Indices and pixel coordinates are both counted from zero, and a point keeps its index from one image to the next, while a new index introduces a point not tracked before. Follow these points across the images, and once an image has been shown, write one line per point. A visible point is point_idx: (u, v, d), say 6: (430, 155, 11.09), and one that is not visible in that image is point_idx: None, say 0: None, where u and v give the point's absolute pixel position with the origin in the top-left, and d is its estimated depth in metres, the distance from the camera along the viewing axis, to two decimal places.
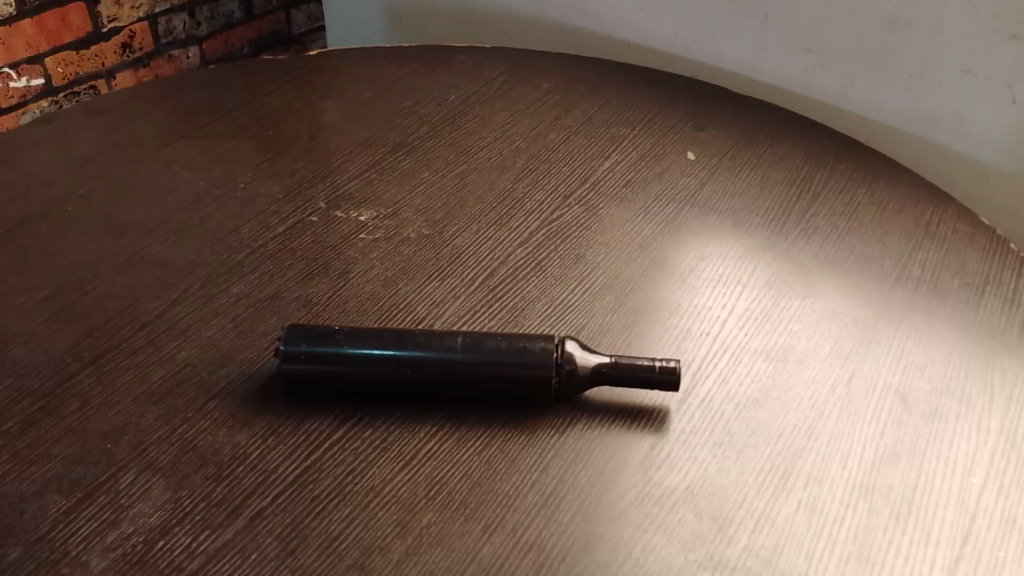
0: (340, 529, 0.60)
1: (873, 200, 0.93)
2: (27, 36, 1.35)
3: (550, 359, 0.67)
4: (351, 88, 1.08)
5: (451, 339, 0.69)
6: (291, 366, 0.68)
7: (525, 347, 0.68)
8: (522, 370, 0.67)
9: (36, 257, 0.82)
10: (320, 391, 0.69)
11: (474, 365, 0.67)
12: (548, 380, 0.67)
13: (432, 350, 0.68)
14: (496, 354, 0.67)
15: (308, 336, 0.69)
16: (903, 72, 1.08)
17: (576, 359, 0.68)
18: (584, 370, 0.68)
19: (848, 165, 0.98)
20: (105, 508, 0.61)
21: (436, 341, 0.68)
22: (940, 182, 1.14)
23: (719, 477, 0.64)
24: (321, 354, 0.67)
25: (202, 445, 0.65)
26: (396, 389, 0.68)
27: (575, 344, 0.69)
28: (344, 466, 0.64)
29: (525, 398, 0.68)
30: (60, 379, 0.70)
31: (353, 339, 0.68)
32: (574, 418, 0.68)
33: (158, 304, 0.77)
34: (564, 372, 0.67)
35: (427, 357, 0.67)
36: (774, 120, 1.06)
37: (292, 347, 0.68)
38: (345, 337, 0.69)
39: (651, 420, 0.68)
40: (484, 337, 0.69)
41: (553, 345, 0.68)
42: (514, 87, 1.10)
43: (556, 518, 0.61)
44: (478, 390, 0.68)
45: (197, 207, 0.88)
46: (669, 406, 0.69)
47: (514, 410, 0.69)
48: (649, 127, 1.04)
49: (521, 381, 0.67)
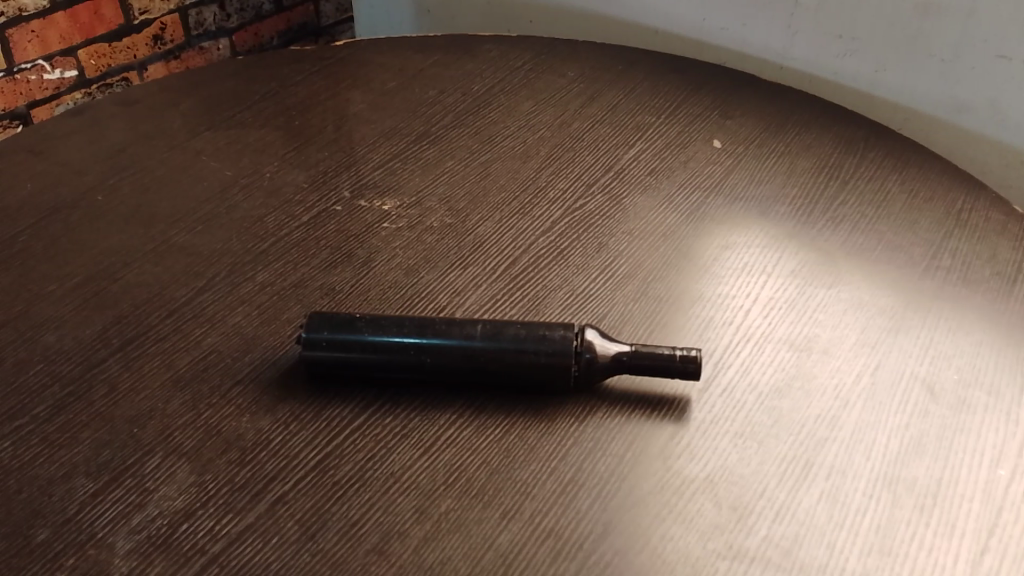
0: (360, 514, 0.61)
1: (904, 188, 0.91)
2: (61, 28, 1.37)
3: (569, 347, 0.67)
4: (376, 78, 1.08)
5: (471, 327, 0.69)
6: (313, 354, 0.68)
7: (544, 335, 0.68)
8: (541, 358, 0.67)
9: (66, 245, 0.83)
10: (342, 378, 0.69)
11: (493, 353, 0.67)
12: (567, 368, 0.67)
13: (452, 338, 0.68)
14: (516, 343, 0.68)
15: (330, 323, 0.69)
16: (936, 58, 1.06)
17: (597, 348, 0.68)
18: (604, 359, 0.68)
19: (878, 152, 0.96)
20: (130, 491, 0.62)
21: (457, 329, 0.69)
22: (973, 170, 1.11)
23: (740, 467, 0.64)
24: (343, 342, 0.68)
25: (226, 430, 0.66)
26: (416, 376, 0.68)
27: (595, 333, 0.69)
28: (364, 453, 0.65)
29: (544, 385, 0.68)
30: (88, 365, 0.72)
31: (375, 327, 0.69)
32: (595, 406, 0.68)
33: (184, 291, 0.78)
34: (584, 360, 0.68)
35: (446, 346, 0.68)
36: (802, 106, 1.04)
37: (315, 335, 0.69)
38: (366, 324, 0.69)
39: (672, 410, 0.68)
40: (504, 326, 0.69)
41: (572, 333, 0.68)
42: (539, 76, 1.10)
43: (574, 506, 0.61)
44: (498, 378, 0.68)
45: (223, 196, 0.89)
46: (689, 395, 0.69)
47: (534, 398, 0.69)
48: (675, 114, 1.03)
49: (540, 370, 0.67)
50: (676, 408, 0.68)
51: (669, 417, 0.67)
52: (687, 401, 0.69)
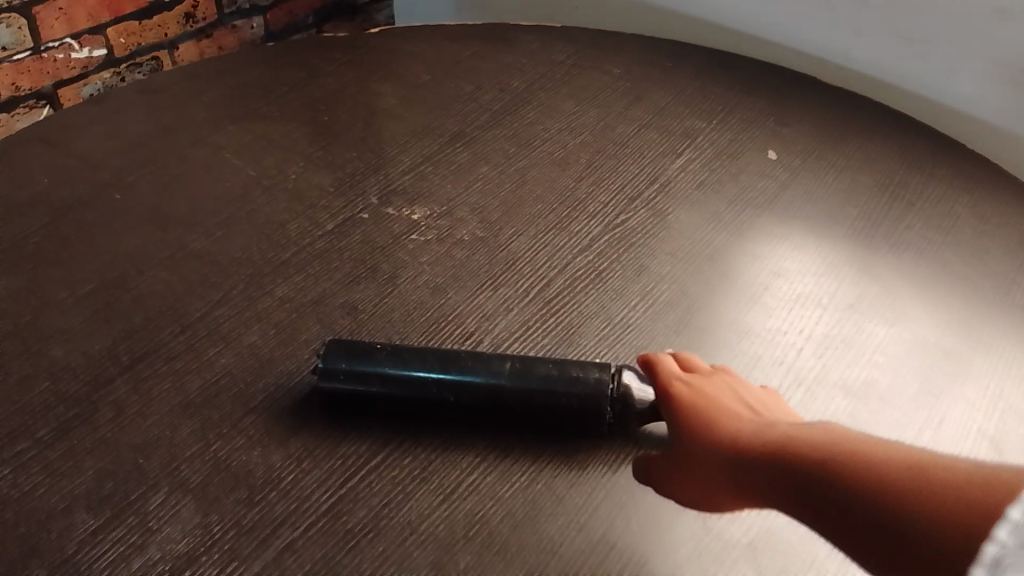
0: (372, 568, 0.57)
1: (974, 211, 0.84)
2: (89, 5, 1.32)
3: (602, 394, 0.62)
4: (411, 71, 1.03)
5: (499, 362, 0.64)
6: (329, 384, 0.64)
7: (577, 375, 0.63)
8: (573, 400, 0.62)
9: (80, 249, 0.80)
10: (359, 410, 0.65)
11: (522, 393, 0.63)
12: (601, 414, 0.62)
13: (479, 374, 0.63)
14: (547, 382, 0.63)
15: (349, 351, 0.65)
16: (1012, 67, 0.98)
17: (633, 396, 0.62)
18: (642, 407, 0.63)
19: (947, 170, 0.89)
20: (132, 530, 0.59)
21: (483, 364, 0.64)
22: None
23: (787, 532, 0.59)
24: (362, 373, 0.64)
25: (236, 465, 0.63)
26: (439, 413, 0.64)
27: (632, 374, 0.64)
28: (380, 497, 0.61)
29: (575, 428, 0.63)
30: (96, 385, 0.68)
31: (395, 358, 0.64)
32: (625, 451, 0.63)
33: (199, 305, 0.74)
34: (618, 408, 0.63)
35: (473, 382, 0.63)
36: (864, 115, 0.97)
37: (332, 364, 0.64)
38: (387, 354, 0.65)
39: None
40: (534, 362, 0.64)
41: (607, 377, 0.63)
42: (583, 73, 1.03)
43: (603, 569, 0.57)
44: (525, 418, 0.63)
45: (245, 199, 0.85)
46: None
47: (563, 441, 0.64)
48: (727, 120, 0.96)
49: (573, 413, 0.62)
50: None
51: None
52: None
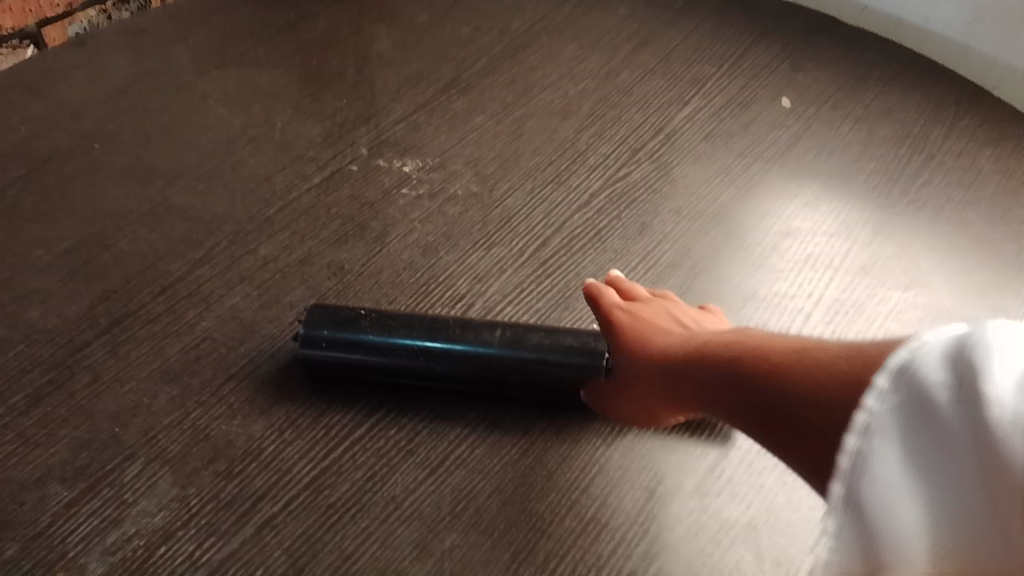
0: (354, 546, 0.55)
1: (997, 166, 0.80)
2: None
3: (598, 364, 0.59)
4: (405, 10, 0.97)
5: (488, 329, 0.60)
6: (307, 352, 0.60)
7: (572, 345, 0.59)
8: (566, 371, 0.59)
9: (57, 203, 0.76)
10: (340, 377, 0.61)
11: (512, 364, 0.59)
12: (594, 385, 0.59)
13: (468, 343, 0.59)
14: (540, 352, 0.59)
15: (327, 317, 0.60)
16: None
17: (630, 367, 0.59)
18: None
19: (971, 121, 0.84)
20: (108, 504, 0.57)
21: (472, 331, 0.60)
22: None
23: (788, 511, 0.56)
24: (344, 340, 0.60)
25: (215, 435, 0.60)
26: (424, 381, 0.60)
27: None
28: (364, 471, 0.58)
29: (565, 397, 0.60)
30: (72, 349, 0.65)
31: (378, 325, 0.60)
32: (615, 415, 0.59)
33: (180, 264, 0.71)
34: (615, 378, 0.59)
35: (461, 352, 0.59)
36: (885, 60, 0.91)
37: (310, 332, 0.60)
38: (367, 321, 0.60)
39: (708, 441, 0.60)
40: (526, 330, 0.60)
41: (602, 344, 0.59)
42: (587, 13, 0.98)
43: (595, 550, 0.55)
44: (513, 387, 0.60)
45: (229, 150, 0.81)
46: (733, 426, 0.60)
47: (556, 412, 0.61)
48: (738, 65, 0.91)
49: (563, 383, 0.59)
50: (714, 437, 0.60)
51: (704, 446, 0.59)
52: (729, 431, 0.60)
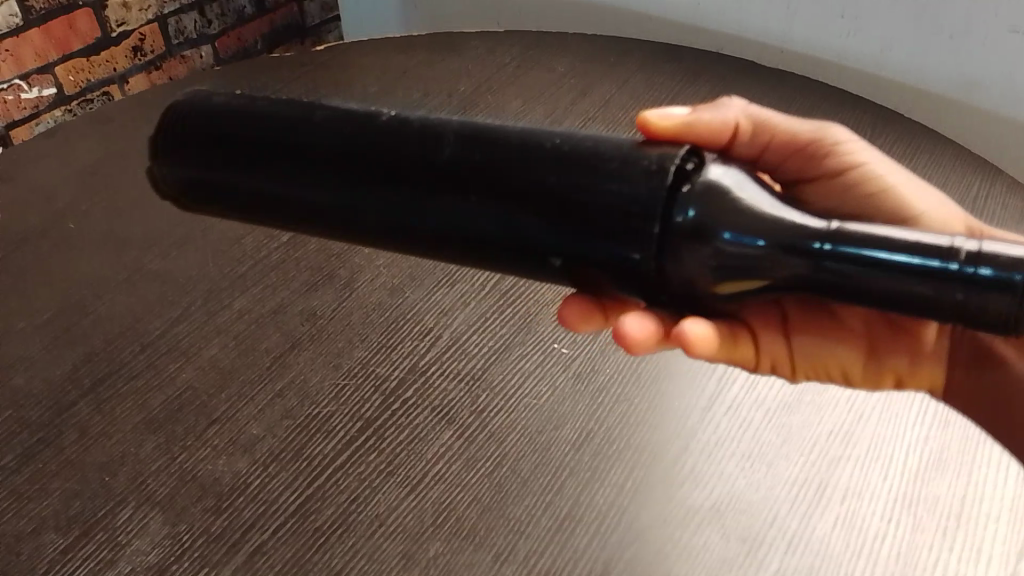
0: (342, 563, 0.57)
1: (914, 175, 0.86)
2: (36, 44, 1.30)
3: (656, 173, 0.45)
4: (358, 82, 1.04)
5: (402, 125, 0.51)
6: (212, 146, 0.54)
7: (503, 146, 0.48)
8: (472, 187, 0.48)
9: (37, 279, 0.80)
10: (247, 202, 0.55)
11: (419, 162, 0.49)
12: (581, 204, 0.46)
13: (377, 130, 0.51)
14: (454, 159, 0.49)
15: (259, 112, 0.54)
16: (942, 35, 1.02)
17: (720, 195, 0.44)
18: (696, 210, 0.44)
19: (887, 138, 0.92)
20: (102, 547, 0.59)
21: (342, 119, 0.53)
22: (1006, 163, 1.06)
23: (749, 493, 0.60)
24: (256, 126, 0.53)
25: (202, 475, 0.63)
26: (324, 170, 0.51)
27: (728, 172, 0.46)
28: (347, 494, 0.61)
29: (534, 237, 0.47)
30: (59, 409, 0.68)
31: (302, 115, 0.53)
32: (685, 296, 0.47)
33: (158, 323, 0.75)
34: (620, 194, 0.45)
35: (369, 135, 0.51)
36: (805, 92, 1.00)
37: (196, 118, 0.55)
38: (298, 106, 0.54)
39: (942, 288, 0.42)
40: (440, 129, 0.50)
41: (679, 156, 0.46)
42: (527, 72, 1.05)
43: (571, 545, 0.57)
44: (414, 209, 0.49)
45: (198, 218, 0.86)
46: (962, 251, 0.42)
47: (591, 275, 0.48)
48: (671, 107, 0.98)
49: (497, 216, 0.47)
50: (924, 258, 0.42)
51: (919, 289, 0.42)
52: (973, 258, 0.41)
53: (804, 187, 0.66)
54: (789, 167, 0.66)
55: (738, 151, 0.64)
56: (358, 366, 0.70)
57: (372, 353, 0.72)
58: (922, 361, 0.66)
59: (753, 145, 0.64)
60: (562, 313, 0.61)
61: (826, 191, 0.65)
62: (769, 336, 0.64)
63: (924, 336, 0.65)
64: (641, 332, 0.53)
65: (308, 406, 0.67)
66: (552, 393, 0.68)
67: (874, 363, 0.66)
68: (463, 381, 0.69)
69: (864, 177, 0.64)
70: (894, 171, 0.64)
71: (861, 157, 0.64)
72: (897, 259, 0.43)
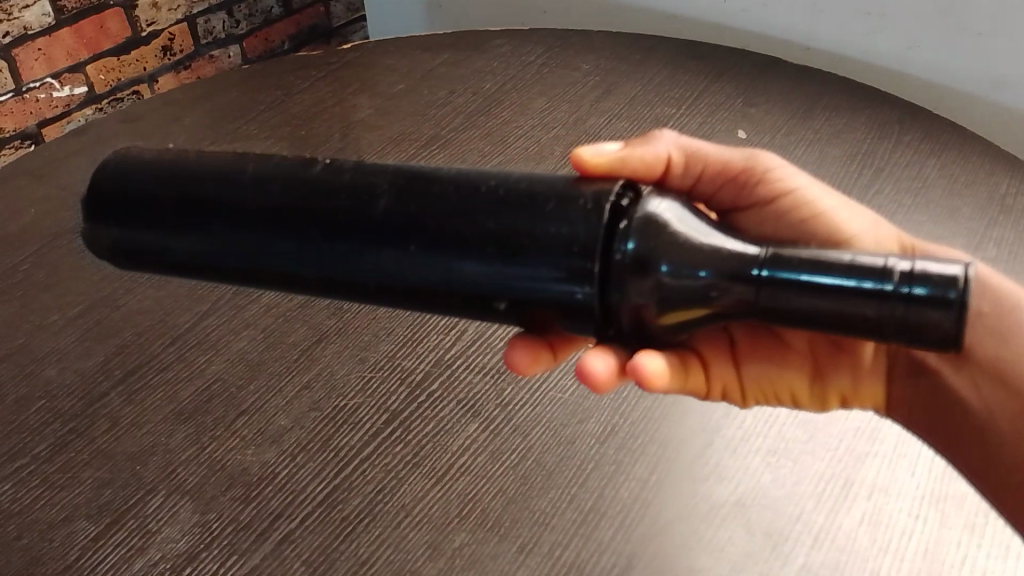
0: (369, 552, 0.57)
1: (942, 172, 0.86)
2: (67, 45, 1.33)
3: (594, 212, 0.44)
4: (384, 81, 1.05)
5: (334, 178, 0.49)
6: (147, 208, 0.52)
7: (436, 194, 0.46)
8: (409, 238, 0.46)
9: (68, 274, 0.82)
10: (185, 264, 0.52)
11: (354, 216, 0.47)
12: (520, 248, 0.44)
13: (310, 183, 0.49)
14: (390, 211, 0.47)
15: (191, 171, 0.52)
16: (971, 32, 1.01)
17: (661, 227, 0.43)
18: (636, 243, 0.43)
19: (915, 136, 0.91)
20: (132, 534, 0.59)
21: (270, 167, 0.51)
22: None
23: (774, 489, 0.60)
24: (187, 186, 0.51)
25: (231, 465, 0.64)
26: (259, 226, 0.49)
27: (668, 205, 0.44)
28: (374, 484, 0.62)
29: (476, 283, 0.45)
30: (90, 400, 0.69)
31: (235, 172, 0.51)
32: (639, 331, 0.46)
33: (187, 317, 0.76)
34: (558, 236, 0.44)
35: (300, 190, 0.49)
36: (830, 89, 0.99)
37: (127, 180, 0.53)
38: (230, 161, 0.52)
39: (879, 310, 0.39)
40: (373, 180, 0.48)
41: (615, 192, 0.45)
42: (552, 71, 1.06)
43: (596, 537, 0.57)
44: (352, 261, 0.47)
45: None
46: (897, 271, 0.39)
47: (540, 315, 0.45)
48: (695, 105, 0.98)
49: (436, 266, 0.45)
50: (860, 280, 0.40)
51: (856, 312, 0.40)
52: (908, 278, 0.39)
53: (741, 216, 0.64)
54: (724, 197, 0.64)
55: (671, 185, 0.62)
56: (384, 360, 0.71)
57: (398, 346, 0.72)
58: (865, 382, 0.62)
59: (686, 177, 0.62)
60: (509, 357, 0.57)
61: (760, 218, 0.63)
62: (719, 361, 0.62)
63: (863, 355, 0.62)
64: (606, 371, 0.49)
65: (335, 399, 0.68)
66: (577, 387, 0.68)
67: (817, 384, 0.63)
68: (488, 375, 0.69)
69: (798, 205, 0.62)
70: (827, 197, 0.63)
71: (794, 184, 0.62)
72: (832, 282, 0.41)
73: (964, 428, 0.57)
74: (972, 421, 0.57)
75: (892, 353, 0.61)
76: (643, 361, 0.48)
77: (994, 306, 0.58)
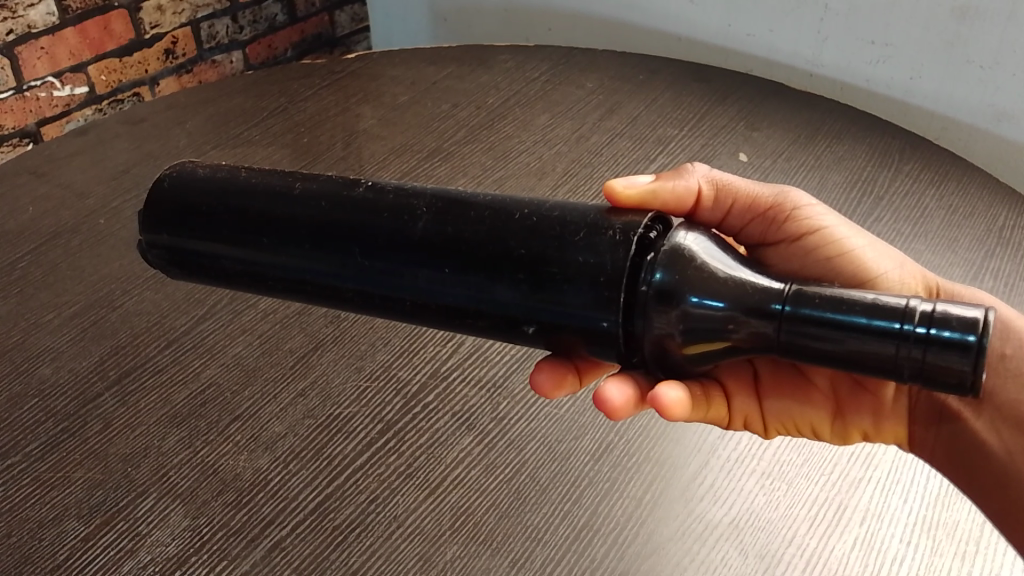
0: (360, 561, 0.57)
1: (941, 203, 0.86)
2: (71, 45, 1.33)
3: (622, 243, 0.44)
4: (388, 92, 1.06)
5: (377, 198, 0.49)
6: (192, 215, 0.52)
7: (474, 218, 0.47)
8: (444, 259, 0.46)
9: (65, 273, 0.81)
10: (228, 273, 0.53)
11: (394, 235, 0.47)
12: (549, 274, 0.44)
13: (351, 204, 0.49)
14: (428, 235, 0.47)
15: (241, 186, 0.52)
16: (973, 65, 1.02)
17: (687, 260, 0.43)
18: (662, 274, 0.43)
19: (915, 165, 0.92)
20: (123, 536, 0.59)
21: (313, 190, 0.50)
22: None
23: (767, 511, 0.60)
24: (234, 198, 0.51)
25: (224, 469, 0.63)
26: (302, 244, 0.49)
27: (695, 237, 0.45)
28: (367, 494, 0.61)
29: (504, 304, 0.46)
30: (83, 400, 0.69)
31: (283, 188, 0.51)
32: (658, 360, 0.46)
33: (185, 320, 0.76)
34: (588, 263, 0.44)
35: (343, 207, 0.49)
36: (831, 116, 1.00)
37: (177, 191, 0.53)
38: (278, 177, 0.52)
39: (898, 349, 0.40)
40: (414, 201, 0.48)
41: (644, 224, 0.45)
42: (557, 88, 1.07)
43: (588, 554, 0.57)
44: (388, 280, 0.48)
45: None
46: (917, 312, 0.39)
47: (562, 340, 0.46)
48: (698, 127, 0.99)
49: (467, 288, 0.46)
50: (880, 319, 0.40)
51: (875, 349, 0.40)
52: (928, 318, 0.39)
53: (768, 250, 0.65)
54: (753, 231, 0.65)
55: (701, 217, 0.63)
56: (381, 370, 0.71)
57: (394, 356, 0.72)
58: (885, 422, 0.64)
59: (716, 210, 0.63)
60: (535, 380, 0.58)
61: (788, 253, 0.64)
62: (741, 395, 0.63)
63: (885, 395, 0.63)
64: (622, 399, 0.51)
65: (330, 407, 0.68)
66: (574, 403, 0.68)
67: (839, 421, 0.65)
68: (485, 390, 0.69)
69: (822, 242, 0.63)
70: (856, 235, 0.63)
71: (823, 222, 0.63)
72: (852, 320, 0.41)
73: (982, 474, 0.58)
74: (992, 466, 0.58)
75: (914, 394, 0.63)
76: (666, 390, 0.48)
77: (1018, 349, 0.59)
